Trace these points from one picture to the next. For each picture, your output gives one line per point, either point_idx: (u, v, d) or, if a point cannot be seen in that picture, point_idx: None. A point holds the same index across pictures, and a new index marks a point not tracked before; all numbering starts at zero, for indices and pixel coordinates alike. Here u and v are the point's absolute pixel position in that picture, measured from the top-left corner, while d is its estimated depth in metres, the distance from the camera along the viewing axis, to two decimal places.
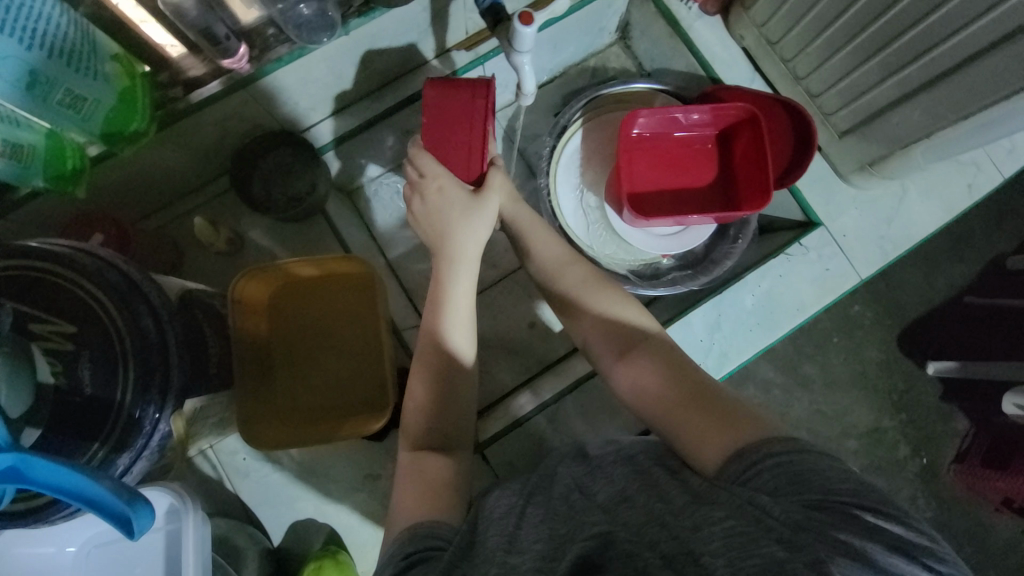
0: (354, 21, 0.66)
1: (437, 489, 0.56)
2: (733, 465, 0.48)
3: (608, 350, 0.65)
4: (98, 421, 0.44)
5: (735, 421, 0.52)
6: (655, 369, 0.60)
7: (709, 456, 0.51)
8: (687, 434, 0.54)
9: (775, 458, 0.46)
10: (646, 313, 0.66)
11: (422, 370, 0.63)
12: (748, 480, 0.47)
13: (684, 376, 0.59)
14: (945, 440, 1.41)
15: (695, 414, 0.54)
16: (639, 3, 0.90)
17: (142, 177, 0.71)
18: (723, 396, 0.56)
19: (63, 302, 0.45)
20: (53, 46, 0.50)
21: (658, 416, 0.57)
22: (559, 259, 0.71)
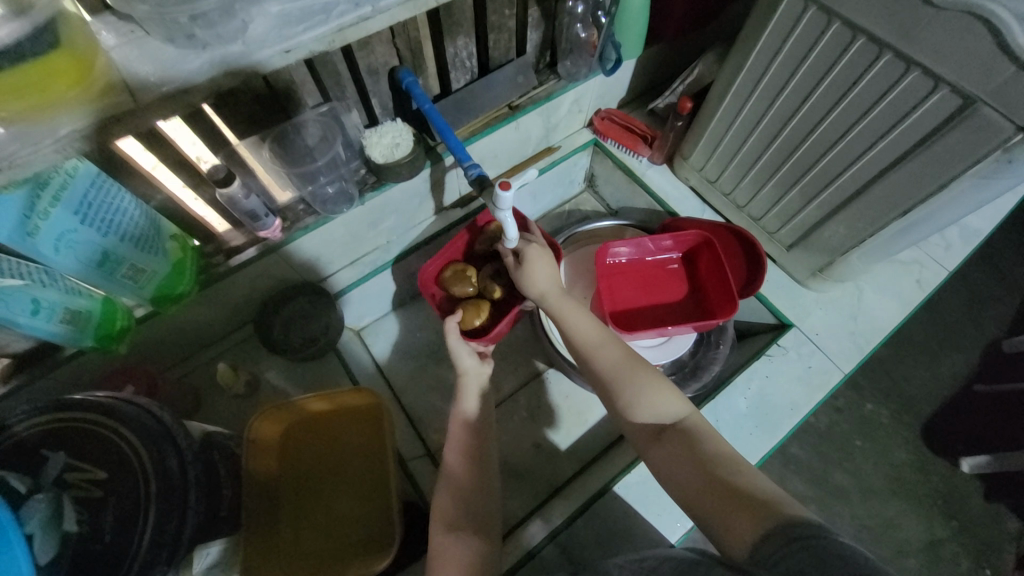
0: (369, 194, 0.82)
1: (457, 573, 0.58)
2: (765, 545, 0.45)
3: (641, 435, 0.62)
4: (112, 570, 0.45)
5: (760, 502, 0.50)
6: (684, 454, 0.58)
7: (738, 539, 0.48)
8: (716, 515, 0.52)
9: (794, 541, 0.44)
10: (680, 397, 0.63)
11: (447, 479, 0.67)
12: (779, 559, 0.44)
13: (713, 463, 0.56)
14: (1010, 549, 1.28)
15: (720, 495, 0.52)
16: (599, 161, 1.11)
17: (176, 331, 0.79)
18: (755, 485, 0.52)
19: (101, 449, 0.49)
20: (126, 232, 0.62)
21: (690, 503, 0.55)
22: (597, 342, 0.70)
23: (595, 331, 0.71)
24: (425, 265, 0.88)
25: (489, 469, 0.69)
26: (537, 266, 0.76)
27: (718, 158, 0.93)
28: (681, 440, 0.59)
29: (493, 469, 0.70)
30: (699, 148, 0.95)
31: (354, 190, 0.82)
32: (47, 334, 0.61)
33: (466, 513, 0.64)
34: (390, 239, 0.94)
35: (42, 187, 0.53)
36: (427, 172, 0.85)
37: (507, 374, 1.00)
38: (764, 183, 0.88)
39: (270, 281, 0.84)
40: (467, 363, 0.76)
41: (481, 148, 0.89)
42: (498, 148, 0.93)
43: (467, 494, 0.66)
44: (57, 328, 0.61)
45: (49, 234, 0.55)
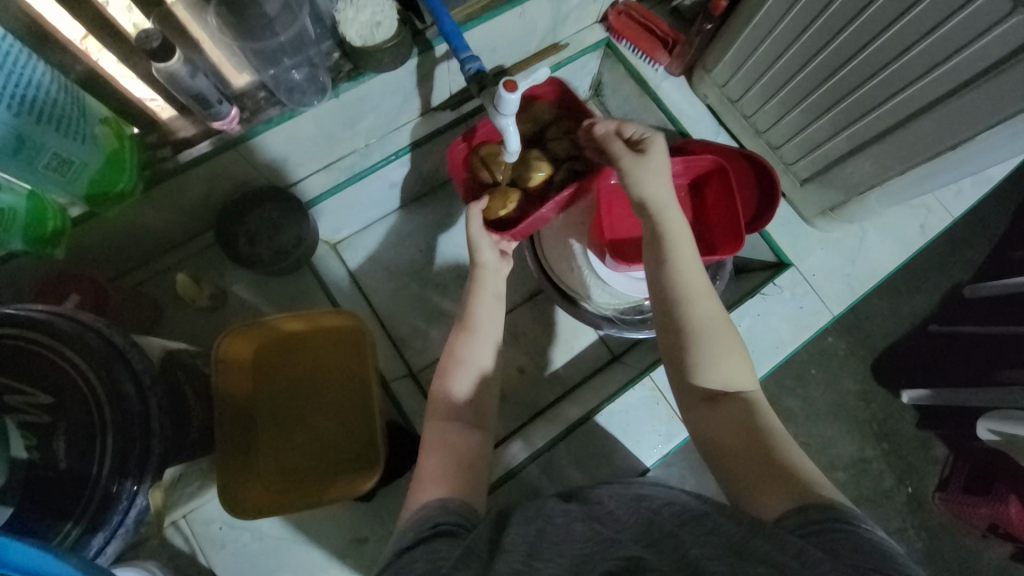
0: (343, 84, 0.69)
1: (455, 475, 0.57)
2: (795, 518, 0.47)
3: (698, 390, 0.60)
4: (73, 497, 0.41)
5: (800, 481, 0.51)
6: (736, 419, 0.57)
7: (768, 503, 0.50)
8: (751, 476, 0.53)
9: (826, 523, 0.45)
10: (747, 368, 0.61)
11: (450, 413, 0.62)
12: (808, 533, 0.45)
13: (763, 436, 0.56)
14: (928, 468, 1.44)
15: (761, 464, 0.53)
16: (609, 66, 0.97)
17: (123, 235, 0.69)
18: (795, 462, 0.53)
19: (42, 370, 0.43)
20: (42, 109, 0.50)
21: (725, 459, 0.56)
22: (697, 291, 0.63)
23: (697, 280, 0.63)
24: (454, 144, 0.80)
25: (492, 406, 0.66)
26: (654, 173, 0.67)
27: (745, 73, 0.82)
28: (741, 410, 0.58)
29: (494, 397, 0.67)
30: (725, 60, 0.84)
31: (326, 79, 0.68)
32: None
33: (466, 425, 0.63)
34: (369, 141, 0.82)
35: None
36: (413, 63, 0.72)
37: None
38: (791, 106, 0.79)
39: (230, 181, 0.73)
40: (486, 257, 0.74)
41: (477, 37, 0.76)
42: (496, 40, 0.79)
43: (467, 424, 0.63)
44: None
45: None
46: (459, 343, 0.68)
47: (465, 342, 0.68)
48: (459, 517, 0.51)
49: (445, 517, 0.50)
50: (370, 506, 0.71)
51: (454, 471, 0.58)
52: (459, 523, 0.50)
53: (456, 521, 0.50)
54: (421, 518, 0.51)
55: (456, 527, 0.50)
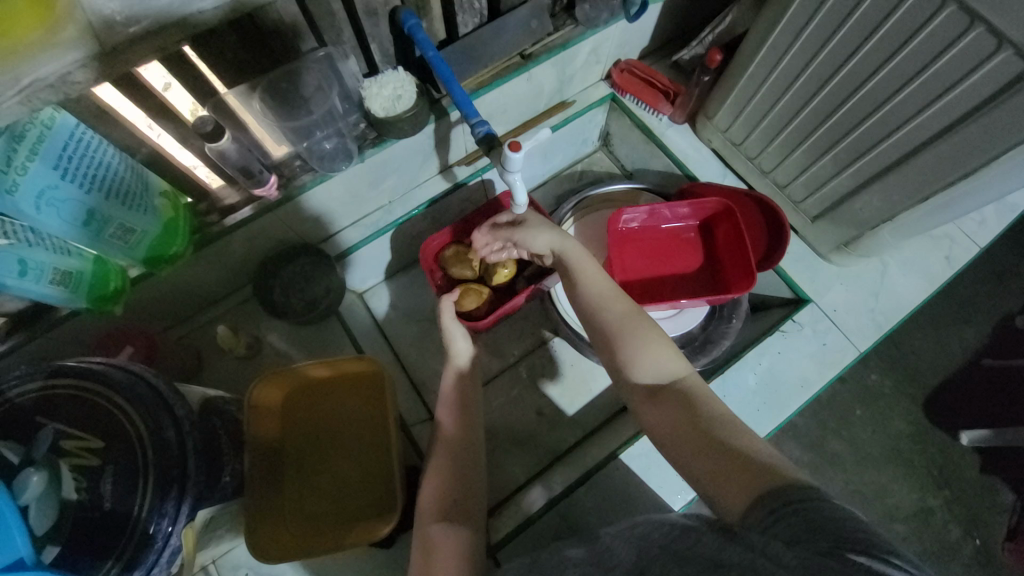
0: (369, 151, 0.77)
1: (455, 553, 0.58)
2: (760, 509, 0.42)
3: (637, 393, 0.58)
4: (115, 536, 0.45)
5: (751, 464, 0.46)
6: (680, 412, 0.54)
7: (730, 502, 0.45)
8: (706, 475, 0.49)
9: (789, 505, 0.41)
10: (680, 355, 0.59)
11: (445, 445, 0.69)
12: (772, 522, 0.40)
13: (712, 425, 0.52)
14: (998, 519, 1.30)
15: (712, 455, 0.49)
16: (616, 118, 1.03)
17: (173, 292, 0.77)
18: (747, 447, 0.49)
19: (96, 417, 0.48)
20: (111, 188, 0.59)
21: (680, 463, 0.52)
22: (605, 294, 0.66)
23: (608, 284, 0.68)
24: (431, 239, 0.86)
25: (477, 444, 0.70)
26: (548, 229, 0.73)
27: (745, 118, 0.86)
28: (678, 399, 0.55)
29: (478, 441, 0.70)
30: (725, 107, 0.88)
31: (353, 147, 0.76)
32: (40, 296, 0.59)
33: (459, 476, 0.66)
34: (392, 199, 0.90)
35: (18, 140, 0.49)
36: (431, 128, 0.80)
37: (512, 340, 0.98)
38: (794, 147, 0.82)
39: (268, 241, 0.81)
40: (459, 347, 0.77)
41: (489, 102, 0.83)
42: (507, 103, 0.86)
43: (456, 448, 0.68)
44: (50, 291, 0.59)
45: (29, 191, 0.51)
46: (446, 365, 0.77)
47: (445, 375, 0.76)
48: None
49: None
50: (390, 553, 0.71)
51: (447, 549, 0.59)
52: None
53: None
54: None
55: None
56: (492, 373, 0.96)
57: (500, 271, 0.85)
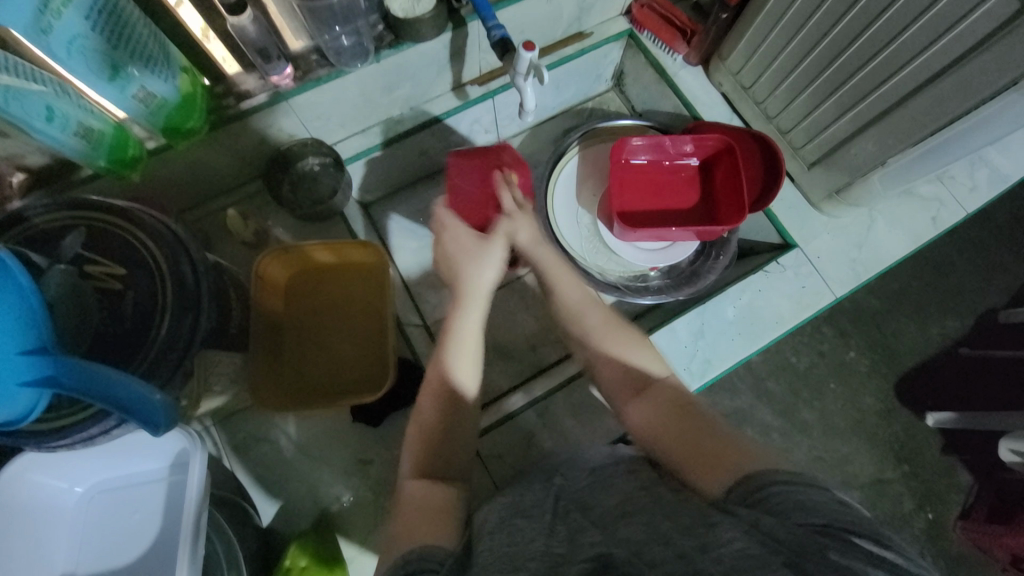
0: (386, 51, 0.79)
1: (432, 521, 0.55)
2: (738, 489, 0.49)
3: (624, 391, 0.68)
4: (132, 353, 0.49)
5: (729, 454, 0.54)
6: (663, 410, 0.63)
7: (708, 482, 0.52)
8: (684, 458, 0.57)
9: (766, 489, 0.48)
10: (658, 359, 0.70)
11: (431, 397, 0.67)
12: (751, 502, 0.47)
13: (687, 415, 0.62)
14: (950, 495, 1.39)
15: (692, 446, 0.57)
16: (631, 55, 1.04)
17: (186, 175, 0.79)
18: (722, 437, 0.57)
19: (116, 248, 0.52)
20: (136, 49, 0.61)
21: (664, 448, 0.59)
22: (581, 300, 0.76)
23: (581, 290, 0.78)
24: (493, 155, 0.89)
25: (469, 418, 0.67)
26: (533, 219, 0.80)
27: (756, 59, 0.87)
28: (660, 395, 0.65)
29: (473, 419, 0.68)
30: (740, 46, 0.89)
31: (370, 46, 0.77)
32: (63, 146, 0.62)
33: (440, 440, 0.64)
34: (403, 108, 0.92)
35: None
36: (448, 37, 0.81)
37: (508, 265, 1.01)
38: (801, 91, 0.83)
39: (279, 132, 0.83)
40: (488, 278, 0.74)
41: (507, 17, 0.83)
42: (524, 22, 0.87)
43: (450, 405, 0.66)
44: (72, 142, 0.62)
45: (59, 35, 0.53)
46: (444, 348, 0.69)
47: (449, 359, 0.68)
48: (433, 557, 0.49)
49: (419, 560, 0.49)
50: (378, 432, 0.77)
51: (420, 520, 0.56)
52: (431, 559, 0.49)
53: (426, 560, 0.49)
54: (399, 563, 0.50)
55: (431, 563, 0.48)
56: None
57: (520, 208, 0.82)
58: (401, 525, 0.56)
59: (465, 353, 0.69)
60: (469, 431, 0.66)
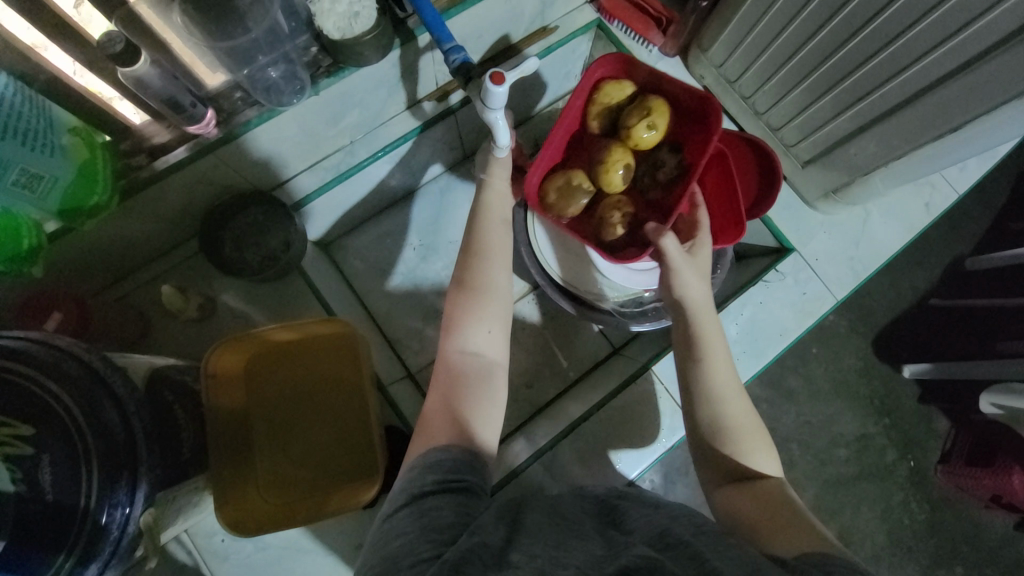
0: (324, 81, 0.66)
1: (459, 427, 0.55)
2: (805, 557, 0.43)
3: (721, 468, 0.57)
4: (61, 533, 0.40)
5: (803, 531, 0.48)
6: (763, 498, 0.53)
7: (780, 544, 0.46)
8: (758, 525, 0.50)
9: (836, 558, 0.42)
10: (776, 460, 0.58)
11: (450, 307, 0.62)
12: (819, 566, 0.41)
13: (784, 505, 0.52)
14: (928, 441, 1.38)
15: (766, 513, 0.51)
16: (601, 49, 0.93)
17: (104, 247, 0.67)
18: (804, 522, 0.49)
19: (15, 401, 0.42)
20: (7, 125, 0.47)
21: (745, 519, 0.51)
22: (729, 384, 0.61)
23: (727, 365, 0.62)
24: (572, 100, 0.75)
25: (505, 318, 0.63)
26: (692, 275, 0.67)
27: (741, 52, 0.79)
28: (768, 487, 0.54)
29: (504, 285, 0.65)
30: (723, 39, 0.80)
31: (304, 75, 0.66)
32: None
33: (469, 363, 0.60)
34: (354, 138, 0.79)
35: None
36: (396, 55, 0.69)
37: None
38: (791, 87, 0.76)
39: (210, 186, 0.71)
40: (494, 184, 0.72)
41: (461, 25, 0.72)
42: (481, 26, 0.75)
43: (473, 295, 0.63)
44: None
45: None
46: (468, 255, 0.66)
47: (478, 263, 0.65)
48: (463, 475, 0.50)
49: (448, 465, 0.50)
50: (374, 512, 0.71)
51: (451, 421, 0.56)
52: (466, 479, 0.50)
53: (460, 478, 0.49)
54: (428, 467, 0.50)
55: (461, 483, 0.49)
56: None
57: (617, 169, 0.73)
58: (428, 425, 0.56)
59: (496, 291, 0.64)
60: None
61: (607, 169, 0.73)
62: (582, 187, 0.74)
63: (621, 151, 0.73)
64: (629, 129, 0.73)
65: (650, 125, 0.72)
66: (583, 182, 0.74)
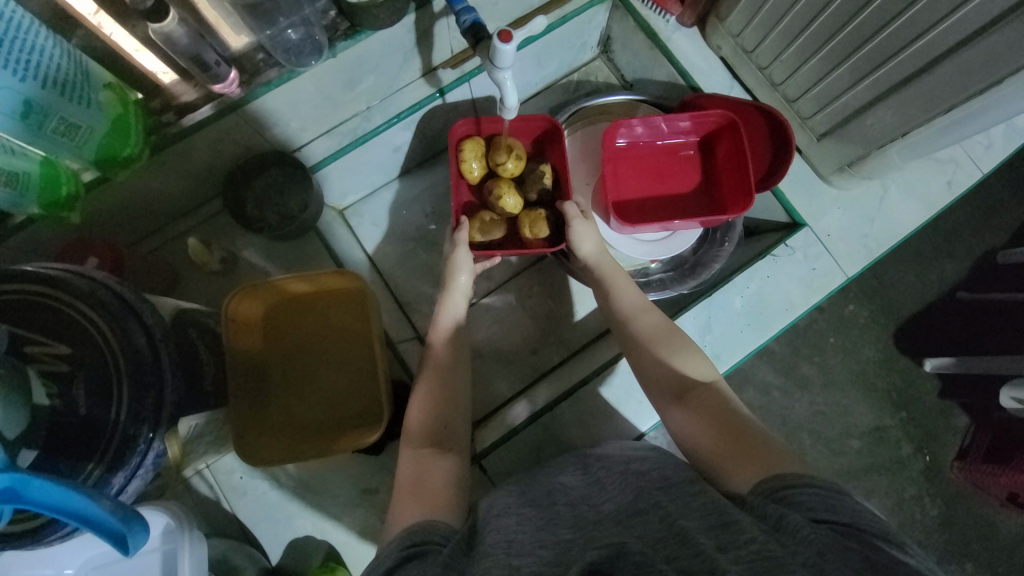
0: (340, 43, 0.68)
1: (437, 493, 0.56)
2: (768, 487, 0.48)
3: (662, 395, 0.62)
4: (94, 440, 0.45)
5: (756, 445, 0.53)
6: (708, 413, 0.58)
7: (742, 477, 0.51)
8: (720, 457, 0.54)
9: (799, 486, 0.47)
10: (707, 362, 0.64)
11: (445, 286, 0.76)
12: (782, 498, 0.46)
13: (725, 417, 0.57)
14: (946, 436, 1.35)
15: (720, 434, 0.56)
16: (618, 18, 0.92)
17: (136, 200, 0.72)
18: (751, 430, 0.55)
19: (55, 324, 0.46)
20: (49, 78, 0.52)
21: (705, 454, 0.56)
22: (637, 304, 0.71)
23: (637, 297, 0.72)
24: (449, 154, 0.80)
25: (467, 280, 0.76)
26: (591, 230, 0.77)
27: (760, 20, 0.77)
28: (702, 396, 0.60)
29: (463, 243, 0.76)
30: (741, 6, 0.79)
31: (322, 38, 0.67)
32: None
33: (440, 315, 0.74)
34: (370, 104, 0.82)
35: None
36: (411, 19, 0.70)
37: (499, 263, 0.95)
38: (809, 57, 0.75)
39: (235, 145, 0.74)
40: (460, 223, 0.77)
41: None
42: None
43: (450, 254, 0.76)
44: None
45: None
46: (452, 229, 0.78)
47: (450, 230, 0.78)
48: (437, 531, 0.51)
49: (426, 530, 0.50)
50: (379, 460, 0.75)
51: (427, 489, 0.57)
52: (432, 538, 0.50)
53: (431, 537, 0.50)
54: (402, 535, 0.51)
55: (432, 541, 0.49)
56: (478, 295, 0.94)
57: (509, 198, 0.78)
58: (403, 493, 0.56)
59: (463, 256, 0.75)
60: (458, 416, 0.65)
61: (502, 202, 0.77)
62: (496, 225, 0.78)
63: (504, 183, 0.78)
64: (499, 167, 0.79)
65: (516, 156, 0.79)
66: (488, 219, 0.78)
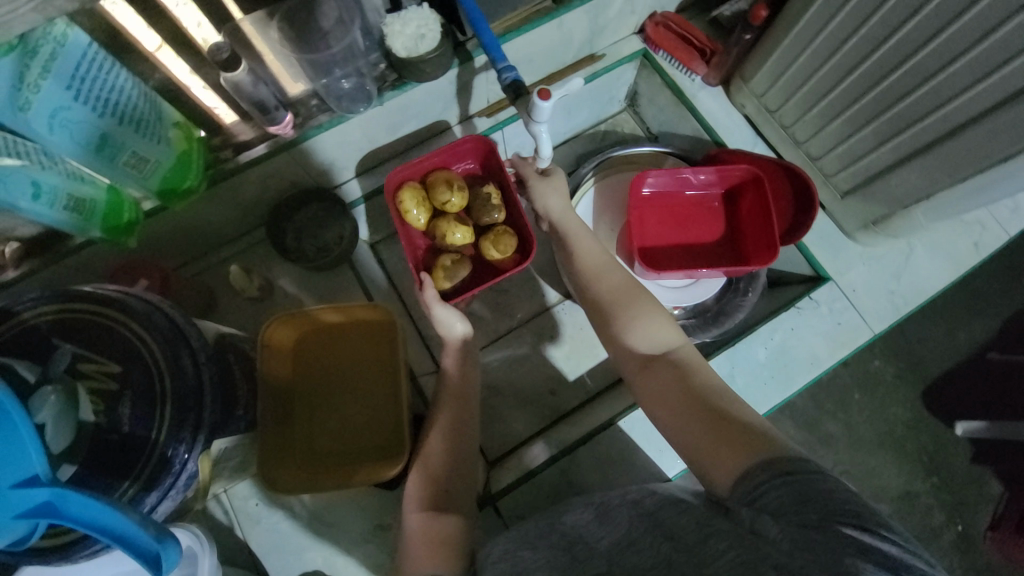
0: (388, 92, 0.74)
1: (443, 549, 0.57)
2: (750, 483, 0.47)
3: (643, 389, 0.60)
4: (131, 459, 0.47)
5: (737, 428, 0.52)
6: (687, 395, 0.57)
7: (721, 476, 0.49)
8: (703, 450, 0.52)
9: (778, 479, 0.45)
10: (674, 329, 0.64)
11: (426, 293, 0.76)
12: (763, 493, 0.45)
13: (705, 401, 0.55)
14: (979, 505, 1.28)
15: (700, 423, 0.54)
16: (645, 76, 0.97)
17: (187, 227, 0.76)
18: (730, 411, 0.54)
19: (109, 344, 0.49)
20: (122, 113, 0.57)
21: (689, 451, 0.54)
22: (612, 278, 0.70)
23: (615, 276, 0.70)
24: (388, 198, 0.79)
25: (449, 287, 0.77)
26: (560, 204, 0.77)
27: (783, 82, 0.81)
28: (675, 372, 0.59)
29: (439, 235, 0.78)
30: (764, 69, 0.83)
31: (372, 87, 0.72)
32: (52, 221, 0.59)
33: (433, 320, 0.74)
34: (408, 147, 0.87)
35: (31, 57, 0.47)
36: (454, 73, 0.76)
37: (521, 302, 0.97)
38: (833, 118, 0.78)
39: (283, 181, 0.79)
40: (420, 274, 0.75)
41: (515, 49, 0.78)
42: (533, 51, 0.81)
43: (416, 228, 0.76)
44: (65, 218, 0.59)
45: (41, 111, 0.50)
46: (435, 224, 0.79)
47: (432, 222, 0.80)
48: None
49: None
50: (394, 495, 0.74)
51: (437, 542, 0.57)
52: None
53: None
54: None
55: None
56: (499, 332, 0.96)
57: (457, 234, 0.78)
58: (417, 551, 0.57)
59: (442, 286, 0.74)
60: None
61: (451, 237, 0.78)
62: (455, 262, 0.78)
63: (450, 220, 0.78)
64: (444, 203, 0.78)
65: (457, 188, 0.78)
66: (446, 258, 0.78)
